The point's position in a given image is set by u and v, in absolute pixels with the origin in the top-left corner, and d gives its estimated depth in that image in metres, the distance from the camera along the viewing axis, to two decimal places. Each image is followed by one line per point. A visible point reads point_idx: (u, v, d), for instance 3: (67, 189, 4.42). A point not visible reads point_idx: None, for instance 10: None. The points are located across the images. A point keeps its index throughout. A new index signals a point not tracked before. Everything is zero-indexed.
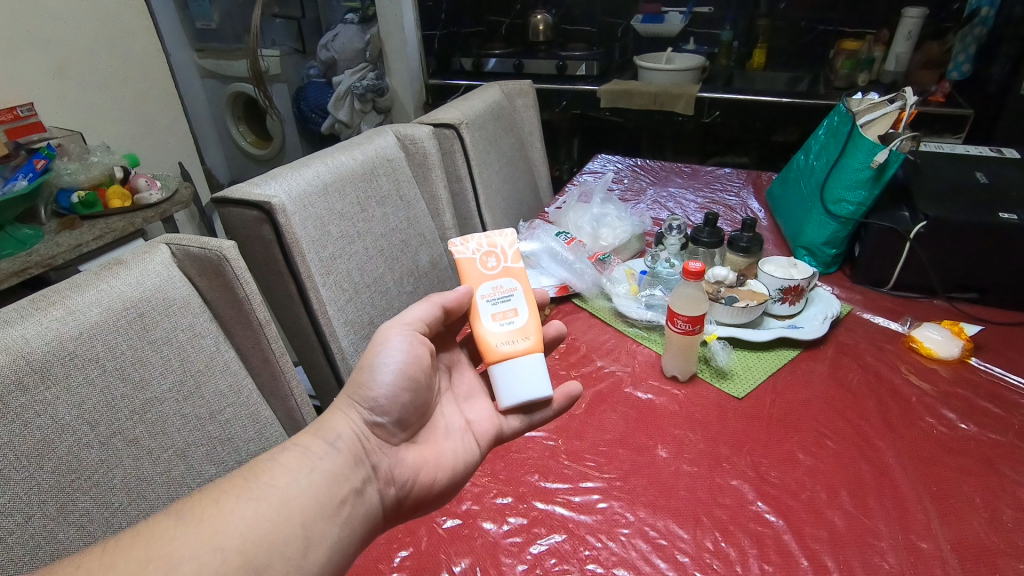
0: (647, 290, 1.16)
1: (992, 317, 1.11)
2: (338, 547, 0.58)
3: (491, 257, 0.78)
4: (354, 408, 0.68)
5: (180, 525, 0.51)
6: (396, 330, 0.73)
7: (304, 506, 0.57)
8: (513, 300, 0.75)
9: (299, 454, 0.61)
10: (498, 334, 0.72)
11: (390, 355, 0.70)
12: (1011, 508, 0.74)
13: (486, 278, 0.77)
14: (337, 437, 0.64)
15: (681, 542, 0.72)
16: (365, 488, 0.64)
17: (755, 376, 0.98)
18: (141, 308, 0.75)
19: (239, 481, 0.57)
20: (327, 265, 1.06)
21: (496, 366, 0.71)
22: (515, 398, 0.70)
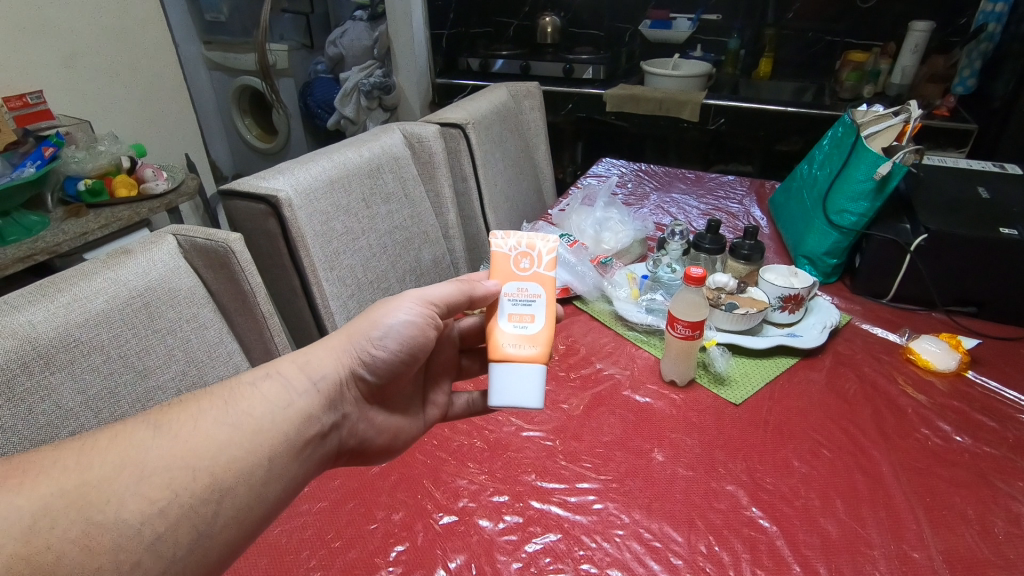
0: (647, 294, 1.17)
1: (991, 332, 1.11)
2: (295, 483, 0.57)
3: (526, 258, 0.71)
4: (344, 352, 0.67)
5: (156, 437, 0.50)
6: (412, 297, 0.70)
7: (276, 438, 0.56)
8: (534, 306, 0.68)
9: (279, 386, 0.61)
10: (508, 335, 0.67)
11: (395, 321, 0.68)
12: (1002, 520, 0.75)
13: (514, 277, 0.70)
14: (320, 377, 0.64)
15: (675, 545, 0.73)
16: (329, 432, 0.64)
17: (753, 383, 0.99)
18: (146, 297, 0.75)
19: (217, 399, 0.56)
20: (331, 260, 1.07)
21: (496, 367, 0.65)
22: (505, 402, 0.64)
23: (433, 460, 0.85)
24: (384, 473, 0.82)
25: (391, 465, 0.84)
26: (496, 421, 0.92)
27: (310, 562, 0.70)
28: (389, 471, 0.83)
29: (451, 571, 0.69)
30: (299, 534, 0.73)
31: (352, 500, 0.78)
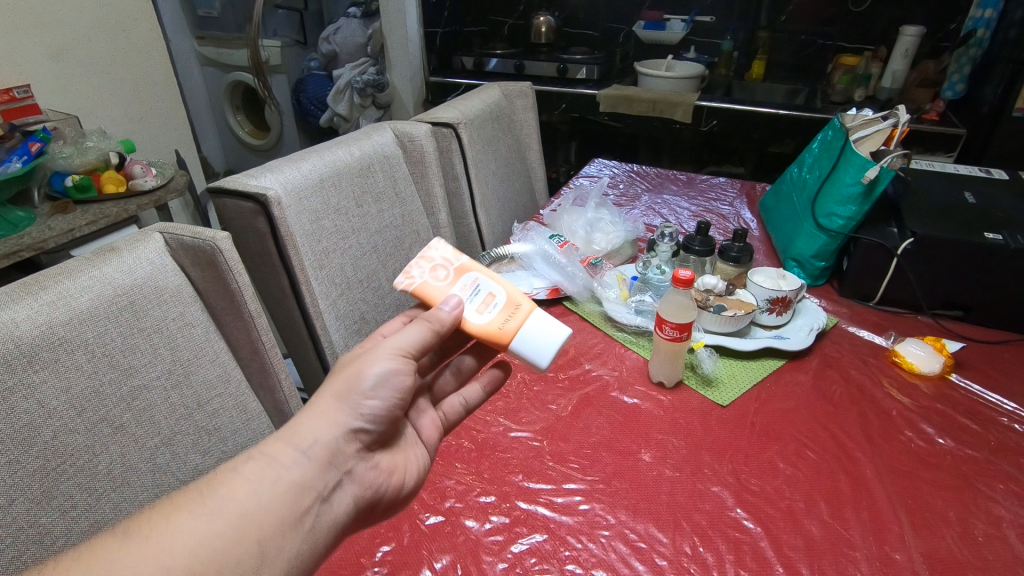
0: (637, 295, 1.17)
1: (976, 335, 1.12)
2: (298, 560, 0.55)
3: (439, 269, 0.73)
4: (335, 412, 0.62)
5: (126, 546, 0.48)
6: (385, 347, 0.65)
7: (263, 521, 0.54)
8: (484, 285, 0.71)
9: (263, 465, 0.57)
10: (496, 318, 0.69)
11: (374, 382, 0.63)
12: (983, 522, 0.76)
13: (449, 289, 0.71)
14: (311, 444, 0.59)
15: (660, 546, 0.73)
16: (334, 495, 0.60)
17: (740, 384, 1.00)
18: (132, 296, 0.75)
19: (194, 495, 0.53)
20: (320, 259, 1.07)
21: (515, 342, 0.69)
22: (550, 353, 0.68)
23: None
24: None
25: None
26: (484, 422, 0.92)
27: None
28: None
29: (437, 571, 0.70)
30: None
31: None
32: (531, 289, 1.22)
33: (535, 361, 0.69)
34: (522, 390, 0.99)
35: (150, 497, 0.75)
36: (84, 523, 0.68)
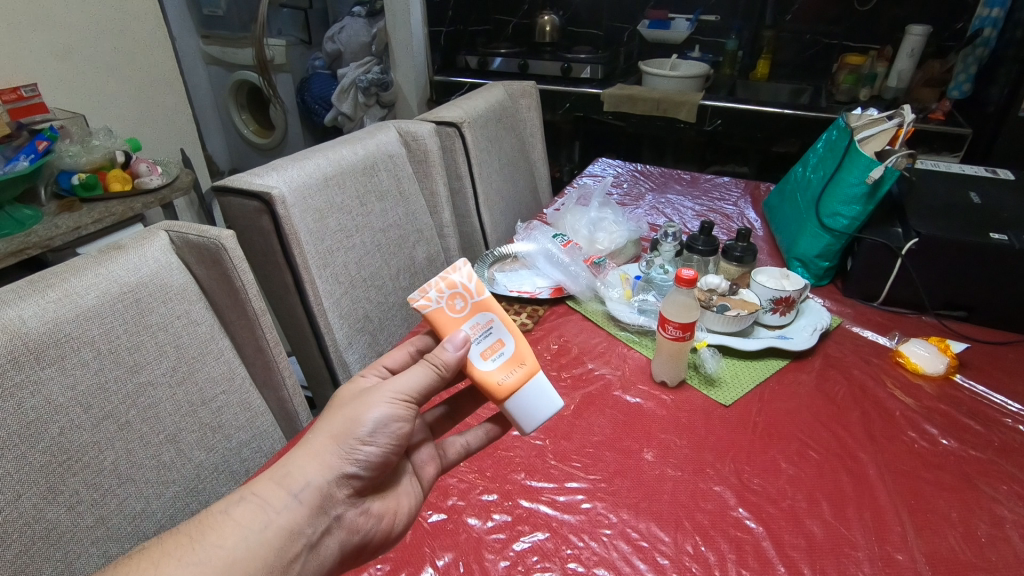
0: (640, 295, 1.17)
1: (981, 336, 1.12)
2: None
3: (457, 299, 0.66)
4: (330, 457, 0.60)
5: None
6: (385, 389, 0.62)
7: (249, 570, 0.54)
8: (495, 331, 0.67)
9: (254, 508, 0.57)
10: (498, 371, 0.66)
11: (370, 428, 0.60)
12: (986, 523, 0.76)
13: (460, 324, 0.66)
14: (302, 487, 0.58)
15: (661, 544, 0.73)
16: (322, 541, 0.60)
17: (742, 384, 1.00)
18: (138, 293, 0.75)
19: (184, 538, 0.53)
20: (324, 258, 1.07)
21: (510, 401, 0.67)
22: (538, 420, 0.68)
23: None
24: None
25: None
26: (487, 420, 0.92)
27: None
28: None
29: (439, 569, 0.70)
30: None
31: None
32: (534, 289, 1.22)
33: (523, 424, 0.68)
34: None
35: (155, 492, 0.76)
36: (90, 518, 0.69)
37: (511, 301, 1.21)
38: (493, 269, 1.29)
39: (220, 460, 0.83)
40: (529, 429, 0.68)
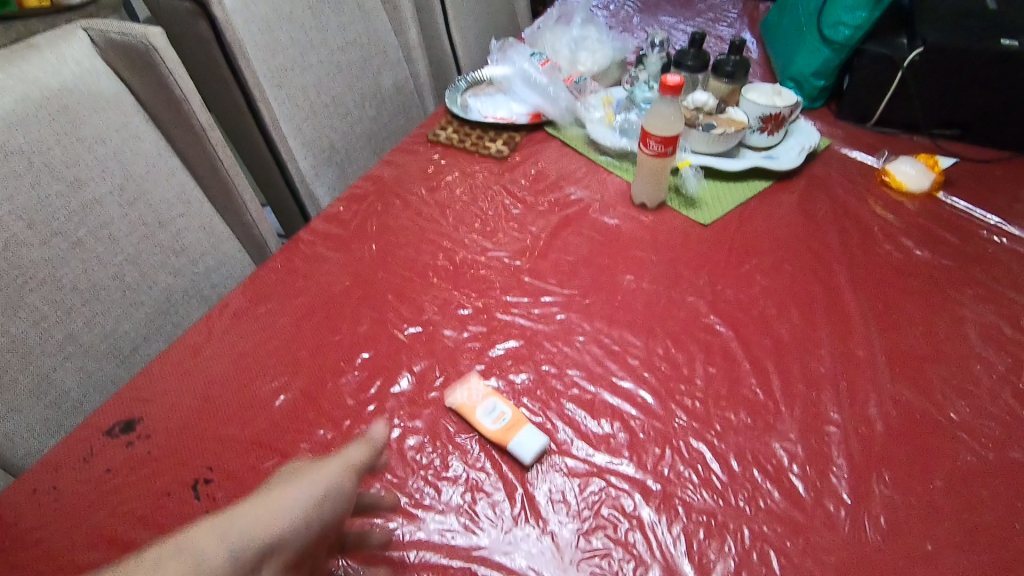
0: (621, 116, 1.10)
1: (971, 155, 1.08)
2: None
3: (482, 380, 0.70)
4: (292, 494, 0.55)
5: None
6: (339, 460, 0.59)
7: None
8: (504, 411, 0.67)
9: (215, 538, 0.48)
10: (496, 430, 0.65)
11: (334, 494, 0.56)
12: (946, 322, 0.78)
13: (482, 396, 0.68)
14: (275, 525, 0.52)
15: (632, 348, 0.75)
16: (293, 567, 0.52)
17: (723, 205, 0.97)
18: (64, 100, 0.68)
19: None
20: (277, 77, 0.97)
21: (506, 442, 0.64)
22: (538, 449, 0.63)
23: (397, 279, 0.84)
24: (347, 290, 0.82)
25: (355, 283, 0.83)
26: (463, 243, 0.91)
27: (277, 369, 0.71)
28: (353, 289, 0.82)
29: (415, 374, 0.72)
30: (263, 345, 0.74)
31: (315, 315, 0.78)
32: (511, 115, 1.14)
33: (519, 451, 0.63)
34: (500, 213, 0.96)
35: (125, 312, 0.75)
36: (59, 335, 0.68)
37: (487, 129, 1.14)
38: (466, 95, 1.20)
39: (189, 284, 0.82)
40: (526, 461, 0.63)
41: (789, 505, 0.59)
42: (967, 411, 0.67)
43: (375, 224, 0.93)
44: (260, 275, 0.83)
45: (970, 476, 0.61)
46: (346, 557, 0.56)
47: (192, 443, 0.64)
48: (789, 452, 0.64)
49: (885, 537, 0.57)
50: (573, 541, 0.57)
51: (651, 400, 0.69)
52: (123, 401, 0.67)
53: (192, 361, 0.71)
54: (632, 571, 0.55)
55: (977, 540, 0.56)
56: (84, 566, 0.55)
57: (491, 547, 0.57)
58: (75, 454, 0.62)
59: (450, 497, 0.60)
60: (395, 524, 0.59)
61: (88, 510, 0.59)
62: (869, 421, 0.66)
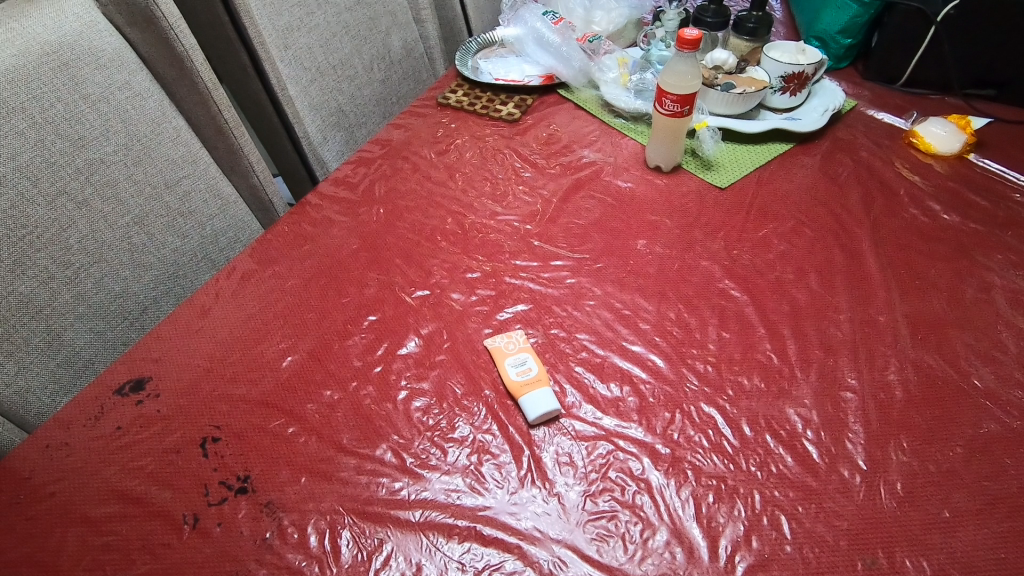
0: (637, 76, 1.07)
1: (1006, 116, 1.01)
2: None
3: (520, 335, 0.70)
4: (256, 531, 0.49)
5: None
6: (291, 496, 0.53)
7: None
8: (533, 369, 0.66)
9: None
10: (515, 381, 0.65)
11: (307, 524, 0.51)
12: (974, 288, 0.74)
13: (515, 348, 0.69)
14: None
15: (644, 313, 0.73)
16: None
17: (741, 168, 0.94)
18: (65, 56, 0.68)
19: None
20: (283, 37, 0.95)
21: (518, 396, 0.64)
22: (545, 412, 0.62)
23: (405, 242, 0.83)
24: (355, 253, 0.81)
25: (363, 247, 0.82)
26: (472, 207, 0.89)
27: (284, 330, 0.71)
28: (361, 252, 0.81)
29: (423, 336, 0.71)
30: (271, 307, 0.74)
31: (323, 278, 0.77)
32: (523, 77, 1.11)
33: (526, 410, 0.62)
34: (510, 176, 0.94)
35: (133, 274, 0.76)
36: (68, 295, 0.69)
37: (498, 91, 1.11)
38: (477, 57, 1.16)
39: (197, 246, 0.84)
40: (530, 421, 0.62)
41: (802, 470, 0.58)
42: (992, 379, 0.65)
43: (383, 187, 0.91)
44: (266, 239, 0.82)
45: (992, 445, 0.59)
46: (351, 515, 0.56)
47: (201, 402, 0.64)
48: (804, 418, 0.62)
49: (901, 504, 0.55)
50: (579, 503, 0.56)
51: (663, 364, 0.68)
52: (133, 361, 0.68)
53: (200, 322, 0.71)
54: (639, 533, 0.54)
55: (997, 508, 0.55)
56: (94, 519, 0.56)
57: (497, 508, 0.56)
58: (87, 412, 0.63)
59: (456, 458, 0.60)
60: (401, 483, 0.58)
61: (99, 465, 0.59)
62: (888, 387, 0.64)
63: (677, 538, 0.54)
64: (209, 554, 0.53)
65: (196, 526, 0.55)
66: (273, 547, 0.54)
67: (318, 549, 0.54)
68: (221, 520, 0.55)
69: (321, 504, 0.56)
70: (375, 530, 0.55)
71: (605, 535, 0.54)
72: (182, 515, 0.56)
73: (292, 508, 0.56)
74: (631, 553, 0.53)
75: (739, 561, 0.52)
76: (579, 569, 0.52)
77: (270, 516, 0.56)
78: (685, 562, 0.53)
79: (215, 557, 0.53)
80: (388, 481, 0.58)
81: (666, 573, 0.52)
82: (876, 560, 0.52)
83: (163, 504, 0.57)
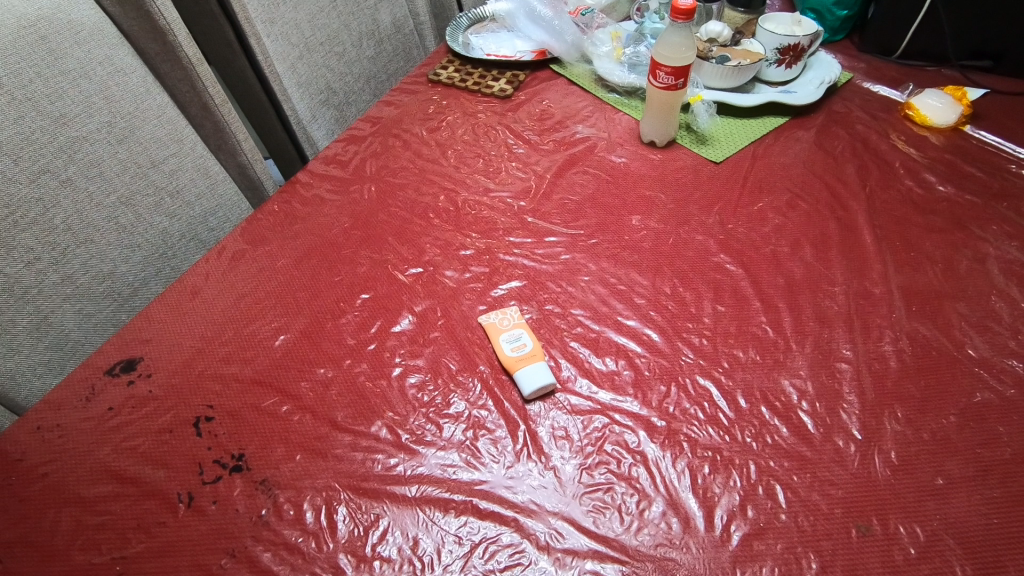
0: (630, 49, 1.05)
1: (1002, 88, 1.00)
2: None
3: (513, 312, 0.70)
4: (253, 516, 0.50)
5: None
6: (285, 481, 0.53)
7: None
8: (528, 345, 0.66)
9: None
10: (509, 357, 0.65)
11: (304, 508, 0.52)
12: (969, 259, 0.74)
13: (509, 325, 0.68)
14: None
15: (639, 287, 0.73)
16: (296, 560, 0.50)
17: (736, 142, 0.93)
18: (42, 30, 0.66)
19: None
20: (269, 12, 0.93)
21: (512, 371, 0.64)
22: (540, 386, 0.61)
23: (397, 220, 0.82)
24: (347, 231, 0.80)
25: (354, 225, 0.81)
26: (465, 183, 0.88)
27: (276, 310, 0.70)
28: (352, 230, 0.80)
29: (417, 314, 0.70)
30: (262, 286, 0.73)
31: (314, 257, 0.76)
32: (515, 53, 1.09)
33: (521, 385, 0.62)
34: (503, 153, 0.93)
35: (121, 255, 0.75)
36: (55, 276, 0.68)
37: (489, 67, 1.09)
38: (468, 33, 1.14)
39: (186, 227, 0.83)
40: (525, 397, 0.62)
41: (797, 441, 0.58)
42: (986, 348, 0.65)
43: (374, 165, 0.90)
44: (256, 218, 0.81)
45: (985, 413, 0.59)
46: (347, 491, 0.56)
47: (193, 382, 0.63)
48: (799, 389, 0.62)
49: (896, 472, 0.55)
50: (575, 477, 0.56)
51: (658, 338, 0.67)
52: (122, 342, 0.67)
53: (191, 302, 0.71)
54: (635, 504, 0.54)
55: (990, 475, 0.55)
56: (88, 499, 0.56)
57: (494, 482, 0.56)
58: (78, 393, 0.62)
59: (451, 433, 0.59)
60: (397, 459, 0.58)
61: (92, 446, 0.59)
62: (883, 357, 0.64)
63: (673, 508, 0.54)
64: (205, 533, 0.53)
65: (191, 505, 0.55)
66: (269, 523, 0.54)
67: (314, 525, 0.54)
68: (217, 498, 0.55)
69: (317, 481, 0.56)
70: (371, 505, 0.55)
71: (601, 506, 0.54)
72: (177, 494, 0.56)
73: (288, 485, 0.56)
74: (627, 524, 0.53)
75: (735, 530, 0.53)
76: (576, 540, 0.52)
77: (265, 493, 0.55)
78: (681, 532, 0.53)
79: (212, 535, 0.53)
80: (384, 457, 0.58)
81: (662, 543, 0.52)
82: (870, 527, 0.52)
83: (158, 483, 0.56)
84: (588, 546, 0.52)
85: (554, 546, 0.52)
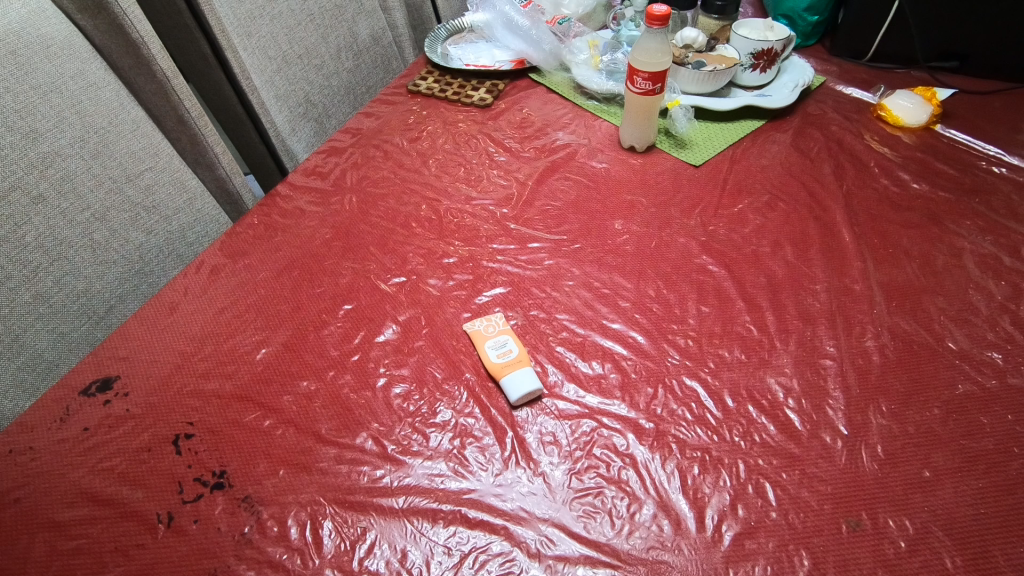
0: (607, 57, 1.06)
1: (969, 88, 1.03)
2: None
3: (497, 319, 0.69)
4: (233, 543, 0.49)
5: None
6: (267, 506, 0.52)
7: None
8: (514, 351, 0.65)
9: None
10: (496, 363, 0.64)
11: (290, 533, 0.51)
12: (945, 254, 0.76)
13: (494, 333, 0.67)
14: None
15: (623, 291, 0.73)
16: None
17: (715, 146, 0.94)
18: (12, 44, 0.65)
19: None
20: (245, 25, 0.92)
21: (500, 378, 0.63)
22: (527, 392, 0.61)
23: (379, 230, 0.81)
24: (328, 242, 0.79)
25: (336, 235, 0.80)
26: (446, 192, 0.88)
27: (256, 322, 0.69)
28: (334, 241, 0.79)
29: (401, 323, 0.69)
30: (243, 299, 0.72)
31: (295, 270, 0.75)
32: (493, 63, 1.10)
33: (509, 392, 0.61)
34: (485, 161, 0.93)
35: (97, 271, 0.74)
36: (27, 295, 0.67)
37: (468, 77, 1.09)
38: (447, 44, 1.15)
39: (163, 243, 0.82)
40: (512, 405, 0.61)
41: (784, 438, 0.58)
42: (966, 341, 0.66)
43: (355, 176, 0.89)
44: (235, 232, 0.80)
45: (968, 404, 0.60)
46: (332, 505, 0.54)
47: (172, 399, 0.62)
48: (785, 387, 0.62)
49: (882, 466, 0.56)
50: (565, 482, 0.56)
51: (644, 340, 0.67)
52: (98, 360, 0.65)
53: (169, 318, 0.69)
54: (626, 508, 0.54)
55: (976, 465, 0.55)
56: (63, 523, 0.54)
57: (483, 490, 0.55)
58: (51, 414, 0.60)
59: (438, 442, 0.59)
60: (383, 471, 0.57)
61: (66, 468, 0.57)
62: (866, 352, 0.65)
63: (664, 511, 0.54)
64: (186, 553, 0.52)
65: (171, 525, 0.53)
66: (253, 541, 0.52)
67: (299, 541, 0.52)
68: (198, 517, 0.54)
69: (301, 496, 0.55)
70: (358, 519, 0.54)
71: (591, 511, 0.54)
72: (156, 514, 0.54)
73: (271, 501, 0.55)
74: (619, 528, 0.53)
75: (727, 530, 0.52)
76: (567, 546, 0.52)
77: (248, 510, 0.54)
78: (672, 534, 0.52)
79: (193, 555, 0.52)
80: (370, 469, 0.57)
81: (654, 546, 0.52)
82: (860, 522, 0.52)
83: (135, 504, 0.55)
84: (579, 552, 0.52)
85: (545, 553, 0.52)
